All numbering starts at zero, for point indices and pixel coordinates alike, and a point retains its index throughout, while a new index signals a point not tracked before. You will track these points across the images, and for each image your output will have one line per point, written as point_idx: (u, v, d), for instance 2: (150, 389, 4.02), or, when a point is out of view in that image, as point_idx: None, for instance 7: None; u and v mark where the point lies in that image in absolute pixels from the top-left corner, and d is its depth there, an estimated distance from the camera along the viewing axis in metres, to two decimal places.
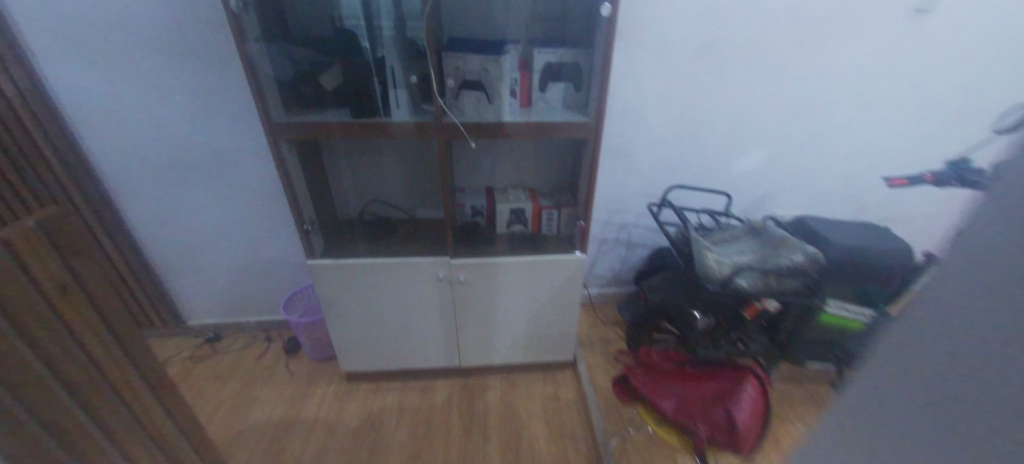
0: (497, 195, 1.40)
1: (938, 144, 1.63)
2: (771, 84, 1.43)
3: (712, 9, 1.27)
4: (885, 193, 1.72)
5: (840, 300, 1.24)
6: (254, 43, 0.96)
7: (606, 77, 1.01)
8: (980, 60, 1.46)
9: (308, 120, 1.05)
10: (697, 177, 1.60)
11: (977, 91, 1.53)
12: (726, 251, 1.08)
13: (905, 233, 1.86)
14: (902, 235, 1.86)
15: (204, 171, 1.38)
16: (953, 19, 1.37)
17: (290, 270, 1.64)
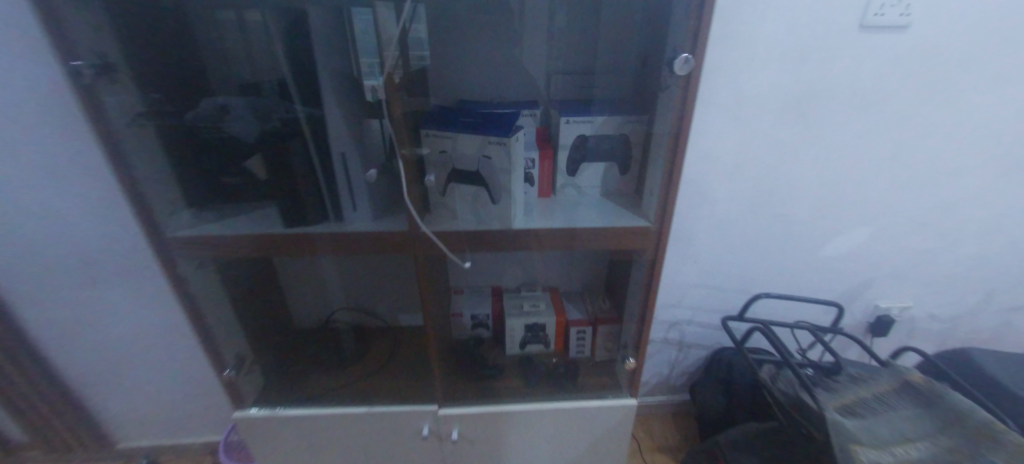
0: (507, 301, 1.02)
1: None
2: (886, 146, 1.04)
3: (807, 49, 0.91)
4: None
5: None
6: (130, 126, 0.62)
7: (676, 164, 0.63)
8: None
9: (217, 231, 0.69)
10: (774, 263, 1.20)
11: None
12: (881, 439, 0.72)
13: None
14: None
15: (111, 279, 1.00)
16: None
17: None
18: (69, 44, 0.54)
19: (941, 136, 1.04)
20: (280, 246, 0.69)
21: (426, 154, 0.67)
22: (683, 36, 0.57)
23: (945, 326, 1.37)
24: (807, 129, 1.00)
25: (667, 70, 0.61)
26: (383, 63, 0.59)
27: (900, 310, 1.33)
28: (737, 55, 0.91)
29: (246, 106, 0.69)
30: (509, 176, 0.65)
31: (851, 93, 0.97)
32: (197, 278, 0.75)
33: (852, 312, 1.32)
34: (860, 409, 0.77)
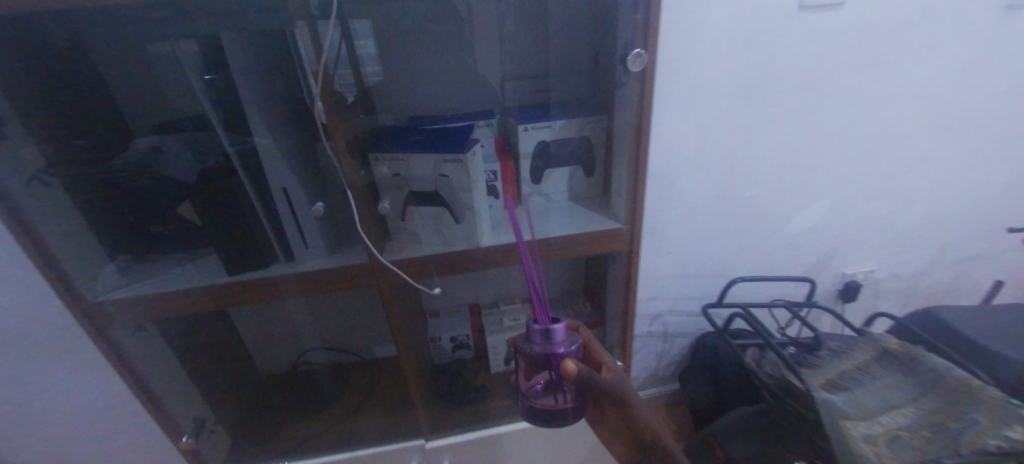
0: (486, 318, 0.96)
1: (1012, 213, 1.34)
2: (836, 60, 1.00)
3: (754, 33, 0.93)
4: (963, 294, 1.46)
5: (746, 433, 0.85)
6: (23, 183, 0.55)
7: (643, 143, 0.61)
8: None
9: (153, 289, 0.63)
10: (735, 235, 1.18)
11: None
12: (871, 390, 0.69)
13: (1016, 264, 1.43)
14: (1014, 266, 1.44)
15: (34, 360, 0.87)
16: None
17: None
18: None
19: (878, 106, 1.09)
20: (246, 296, 0.66)
21: (379, 179, 0.63)
22: (634, 31, 0.55)
23: (909, 282, 1.43)
24: (757, 110, 1.02)
25: (621, 66, 0.60)
26: (318, 73, 0.53)
27: (866, 274, 1.37)
28: (685, 46, 0.92)
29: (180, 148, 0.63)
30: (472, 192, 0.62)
31: (798, 72, 0.99)
32: (138, 346, 0.68)
33: (822, 282, 1.35)
34: (846, 380, 0.72)
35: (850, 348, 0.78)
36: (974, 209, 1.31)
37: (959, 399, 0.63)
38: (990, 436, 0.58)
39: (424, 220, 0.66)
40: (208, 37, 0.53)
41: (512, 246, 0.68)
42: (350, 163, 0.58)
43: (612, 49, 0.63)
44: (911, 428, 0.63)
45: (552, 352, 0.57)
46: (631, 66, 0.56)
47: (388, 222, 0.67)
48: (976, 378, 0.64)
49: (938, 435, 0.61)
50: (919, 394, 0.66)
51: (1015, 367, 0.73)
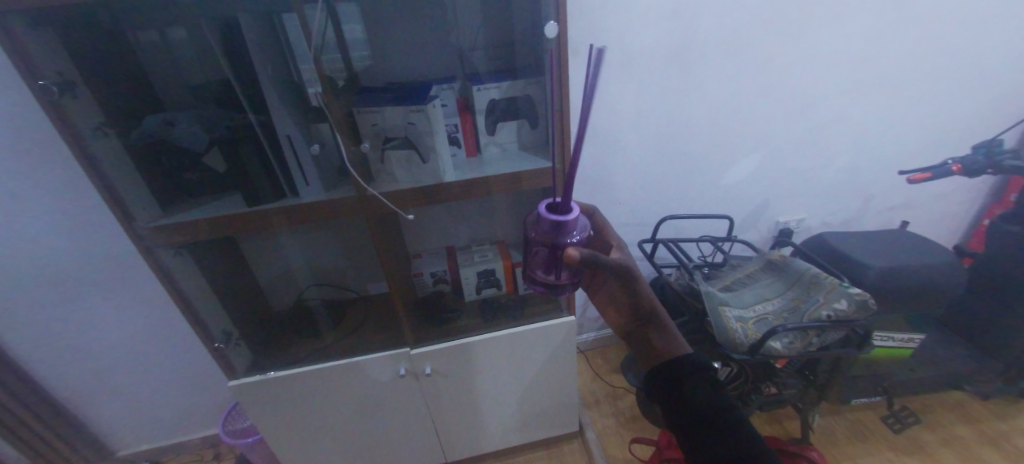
0: (460, 255, 1.17)
1: (923, 164, 1.54)
2: (756, 28, 1.16)
3: (679, 7, 1.09)
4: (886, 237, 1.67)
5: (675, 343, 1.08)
6: (93, 136, 0.74)
7: (562, 94, 0.80)
8: (945, 105, 1.43)
9: (187, 218, 0.82)
10: (676, 186, 1.37)
11: (949, 130, 1.49)
12: (752, 295, 0.95)
13: (927, 209, 1.65)
14: (926, 212, 1.65)
15: (88, 293, 1.06)
16: (927, 36, 1.28)
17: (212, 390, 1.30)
18: (31, 63, 0.67)
19: (796, 68, 1.26)
20: (257, 224, 0.84)
21: (361, 130, 0.83)
22: (548, 7, 0.75)
23: (838, 228, 1.63)
24: (689, 75, 1.19)
25: (543, 36, 0.79)
26: (310, 44, 0.72)
27: (797, 222, 1.56)
28: (620, 20, 1.08)
29: (200, 112, 0.81)
30: (432, 137, 0.83)
31: (720, 39, 1.16)
32: (176, 266, 0.87)
33: (758, 229, 1.55)
34: (736, 284, 1.00)
35: (746, 263, 1.07)
36: (890, 161, 1.51)
37: (811, 288, 0.90)
38: (823, 308, 0.85)
39: (400, 163, 0.86)
40: (228, 18, 0.72)
41: (469, 181, 0.87)
42: (338, 114, 0.77)
43: (537, 21, 0.82)
44: (776, 312, 0.90)
45: (557, 238, 0.58)
46: (548, 34, 0.76)
47: (371, 165, 0.87)
48: (823, 274, 0.91)
49: (793, 314, 0.88)
50: (788, 294, 0.93)
51: (872, 273, 1.07)
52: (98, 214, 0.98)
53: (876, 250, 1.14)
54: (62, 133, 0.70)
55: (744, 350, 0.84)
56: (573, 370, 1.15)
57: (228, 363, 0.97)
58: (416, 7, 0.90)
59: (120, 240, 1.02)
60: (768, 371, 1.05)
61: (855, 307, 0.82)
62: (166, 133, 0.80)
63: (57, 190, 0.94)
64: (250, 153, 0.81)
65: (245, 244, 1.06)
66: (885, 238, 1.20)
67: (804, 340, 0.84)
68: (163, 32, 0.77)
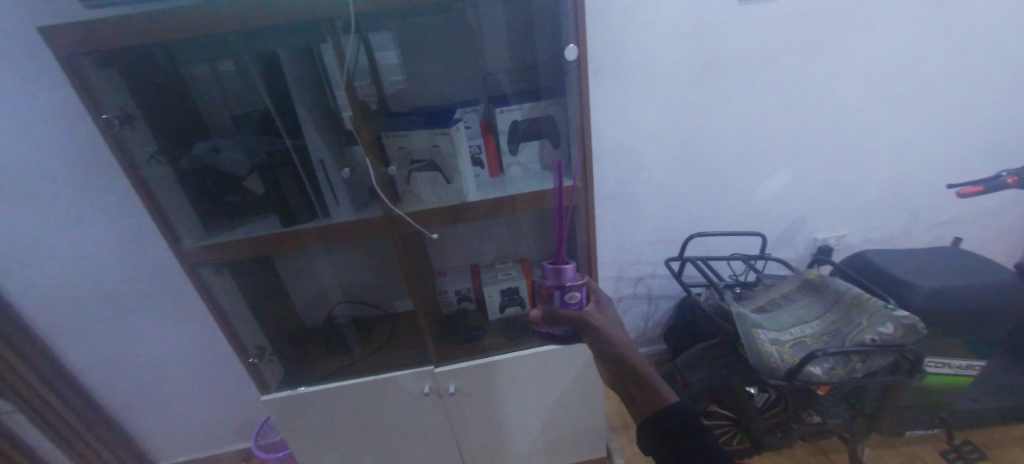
0: (484, 273, 1.18)
1: (977, 176, 1.44)
2: (782, 43, 1.15)
3: (700, 25, 1.09)
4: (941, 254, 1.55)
5: (708, 366, 1.04)
6: (148, 163, 0.81)
7: (584, 113, 0.81)
8: (997, 113, 1.35)
9: (228, 238, 0.87)
10: (704, 202, 1.34)
11: (1005, 139, 1.39)
12: (788, 316, 0.91)
13: (983, 224, 1.53)
14: (982, 227, 1.53)
15: (139, 308, 1.14)
16: (972, 43, 1.22)
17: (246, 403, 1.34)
18: (97, 100, 0.74)
19: (828, 81, 1.22)
20: (289, 243, 0.88)
21: (389, 154, 0.87)
22: (568, 31, 0.77)
23: (883, 245, 1.53)
24: (714, 90, 1.17)
25: (564, 58, 0.81)
26: (342, 74, 0.77)
27: (837, 238, 1.48)
28: (642, 39, 1.09)
29: (243, 139, 0.87)
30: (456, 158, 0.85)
31: (746, 55, 1.14)
32: (216, 283, 0.92)
33: (794, 246, 1.48)
34: (771, 305, 0.96)
35: (780, 283, 1.02)
36: (939, 173, 1.42)
37: (853, 310, 0.85)
38: (867, 332, 0.79)
39: (425, 185, 0.89)
40: (268, 52, 0.78)
41: (492, 200, 0.88)
42: (368, 139, 0.81)
43: (557, 44, 0.84)
44: (815, 335, 0.85)
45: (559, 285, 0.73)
46: (568, 56, 0.77)
47: (398, 186, 0.90)
48: (866, 294, 0.86)
49: (834, 338, 0.83)
50: (829, 317, 0.88)
51: (919, 290, 1.00)
52: (150, 234, 1.06)
53: (927, 270, 1.06)
54: (122, 161, 0.77)
55: (780, 375, 0.80)
56: (599, 392, 1.12)
57: (260, 378, 1.00)
58: (442, 34, 0.94)
59: (166, 257, 1.09)
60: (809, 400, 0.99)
61: (903, 330, 0.77)
62: (212, 160, 0.87)
63: (114, 212, 1.02)
64: (286, 177, 0.86)
65: (281, 261, 1.11)
66: (937, 256, 1.12)
67: (847, 366, 0.79)
68: (211, 67, 0.84)
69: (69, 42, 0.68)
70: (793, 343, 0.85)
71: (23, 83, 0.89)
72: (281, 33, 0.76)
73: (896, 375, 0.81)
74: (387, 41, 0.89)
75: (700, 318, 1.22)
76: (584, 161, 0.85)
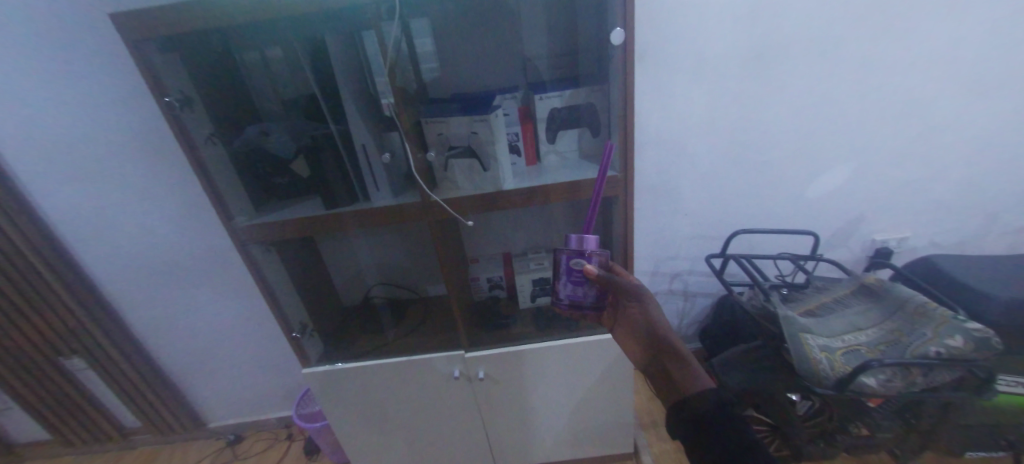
0: (516, 262, 1.18)
1: None
2: (848, 27, 1.05)
3: (756, 7, 1.02)
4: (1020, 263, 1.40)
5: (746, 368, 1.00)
6: (205, 144, 0.86)
7: (628, 100, 0.77)
8: None
9: (276, 218, 0.91)
10: (751, 197, 1.26)
11: None
12: (839, 322, 0.85)
13: None
14: None
15: (196, 281, 1.22)
16: None
17: (288, 374, 1.42)
18: (161, 84, 0.79)
19: (900, 68, 1.11)
20: (330, 225, 0.91)
21: (428, 140, 0.88)
22: (616, 13, 0.73)
23: (951, 251, 1.40)
24: (768, 78, 1.10)
25: (608, 42, 0.78)
26: (386, 59, 0.77)
27: (899, 240, 1.36)
28: (691, 22, 1.03)
29: (290, 123, 0.91)
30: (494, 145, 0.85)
31: (805, 40, 1.06)
32: (264, 261, 0.97)
33: (849, 248, 1.38)
34: (821, 309, 0.90)
35: (833, 287, 0.96)
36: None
37: (916, 319, 0.78)
38: (931, 343, 0.73)
39: (463, 172, 0.89)
40: (316, 37, 0.80)
41: (529, 189, 0.87)
42: (408, 125, 0.82)
43: (602, 27, 0.81)
44: (870, 343, 0.80)
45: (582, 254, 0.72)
46: (614, 41, 0.74)
47: (436, 173, 0.91)
48: (932, 303, 0.79)
49: (892, 348, 0.77)
50: (887, 325, 0.82)
51: (995, 302, 0.90)
52: (205, 211, 1.13)
53: (1006, 279, 0.95)
54: (181, 142, 0.82)
55: (829, 384, 0.75)
56: (629, 388, 1.10)
57: (301, 351, 1.06)
58: (483, 19, 0.93)
59: (219, 234, 1.16)
60: (860, 412, 0.92)
61: (974, 344, 0.70)
62: (263, 142, 0.91)
63: (175, 190, 1.10)
64: (329, 161, 0.89)
65: (323, 243, 1.16)
66: (1019, 264, 1.01)
67: (905, 378, 0.73)
68: (262, 53, 0.87)
69: (136, 28, 0.73)
70: (845, 351, 0.79)
71: (96, 66, 0.96)
72: (328, 18, 0.78)
73: (962, 392, 0.74)
74: (428, 26, 0.90)
75: (739, 319, 1.17)
76: (625, 151, 0.82)
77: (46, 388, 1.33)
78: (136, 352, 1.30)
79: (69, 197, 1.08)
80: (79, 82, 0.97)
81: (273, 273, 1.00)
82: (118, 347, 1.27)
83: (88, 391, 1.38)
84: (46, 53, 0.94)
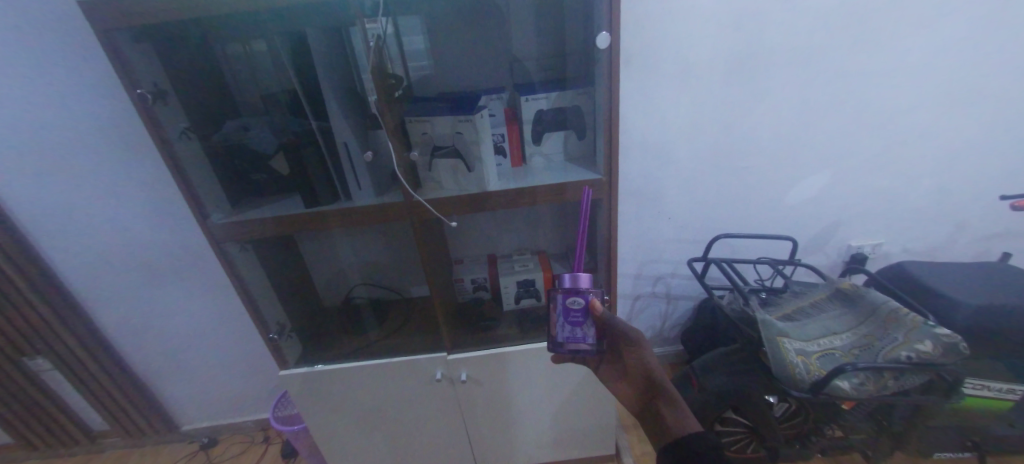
0: (501, 263, 1.17)
1: None
2: (827, 38, 1.08)
3: (740, 14, 1.03)
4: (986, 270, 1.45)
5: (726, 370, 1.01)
6: (180, 139, 0.83)
7: (613, 105, 0.77)
8: None
9: (254, 216, 0.89)
10: (733, 202, 1.28)
11: None
12: (815, 328, 0.87)
13: None
14: None
15: (169, 279, 1.18)
16: None
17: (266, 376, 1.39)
18: (133, 75, 0.75)
19: (876, 78, 1.14)
20: (311, 224, 0.89)
21: (412, 139, 0.86)
22: (602, 17, 0.73)
23: (922, 257, 1.44)
24: (750, 85, 1.11)
25: (595, 46, 0.78)
26: (369, 56, 0.76)
27: (873, 246, 1.40)
28: (677, 27, 1.04)
29: (268, 118, 0.88)
30: (479, 145, 0.84)
31: (787, 48, 1.08)
32: (241, 260, 0.94)
33: (826, 253, 1.41)
34: (799, 314, 0.91)
35: (809, 291, 0.98)
36: (991, 183, 1.32)
37: (888, 324, 0.81)
38: (902, 348, 0.75)
39: (447, 172, 0.88)
40: (297, 32, 0.78)
41: (514, 191, 0.87)
42: (392, 123, 0.81)
43: (588, 30, 0.81)
44: (844, 348, 0.82)
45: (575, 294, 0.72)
46: (600, 44, 0.74)
47: (420, 172, 0.89)
48: (903, 308, 0.81)
49: (865, 352, 0.79)
50: (861, 330, 0.84)
51: (962, 308, 0.94)
52: (179, 208, 1.09)
53: (973, 286, 0.99)
54: (153, 136, 0.78)
55: (805, 387, 0.77)
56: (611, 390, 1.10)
57: (279, 354, 1.03)
58: (470, 18, 0.92)
59: (193, 231, 1.13)
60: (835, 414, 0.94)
61: (944, 349, 0.72)
62: (240, 138, 0.88)
63: (147, 185, 1.06)
64: (309, 159, 0.86)
65: (303, 241, 1.13)
66: (986, 272, 1.04)
67: (877, 382, 0.75)
68: (241, 46, 0.85)
69: (106, 16, 0.70)
70: (822, 356, 0.81)
71: (62, 53, 0.92)
72: (310, 12, 0.76)
73: (931, 394, 0.77)
74: (413, 24, 0.88)
75: (720, 322, 1.18)
76: (609, 155, 0.83)
77: (6, 391, 1.27)
78: (105, 353, 1.25)
79: (32, 191, 1.03)
80: (45, 71, 0.93)
81: (250, 272, 0.97)
82: (84, 348, 1.22)
83: (52, 393, 1.32)
84: (9, 40, 0.90)
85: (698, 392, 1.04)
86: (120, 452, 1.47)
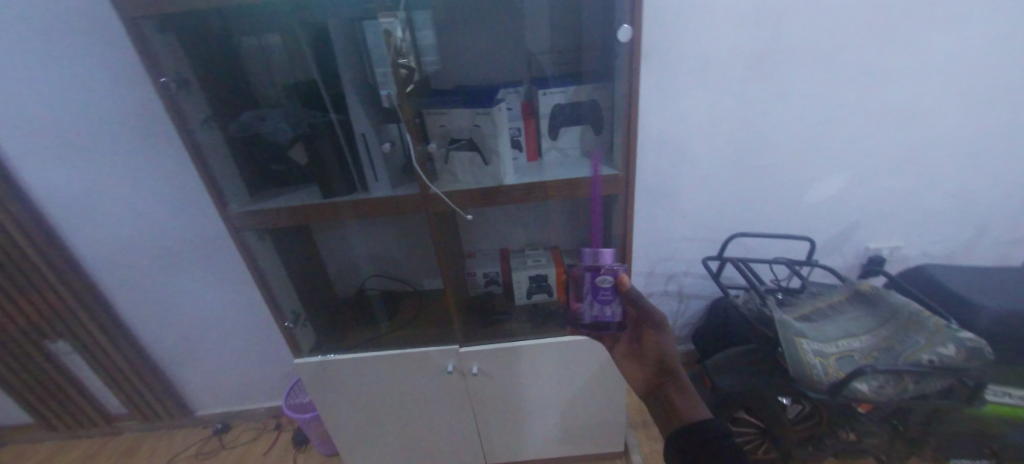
0: (513, 258, 1.17)
1: None
2: (851, 35, 1.06)
3: (762, 10, 1.01)
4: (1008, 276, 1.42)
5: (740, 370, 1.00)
6: (201, 128, 0.84)
7: (631, 100, 0.77)
8: None
9: (272, 205, 0.90)
10: (748, 201, 1.27)
11: None
12: (833, 329, 0.86)
13: None
14: None
15: (187, 267, 1.21)
16: None
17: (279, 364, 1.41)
18: (158, 64, 0.77)
19: (901, 77, 1.11)
20: (328, 214, 0.90)
21: (429, 131, 0.87)
22: (623, 11, 0.73)
23: (942, 261, 1.41)
24: (770, 82, 1.10)
25: (614, 41, 0.77)
26: (388, 48, 0.76)
27: (891, 249, 1.38)
28: (697, 22, 1.02)
29: (287, 108, 0.89)
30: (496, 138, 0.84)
31: (809, 45, 1.06)
32: (258, 248, 0.95)
33: (843, 255, 1.39)
34: (816, 315, 0.90)
35: (827, 292, 0.96)
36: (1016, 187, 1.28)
37: (909, 327, 0.79)
38: (924, 352, 0.74)
39: (463, 166, 0.89)
40: (318, 23, 0.78)
41: (529, 184, 0.87)
42: (409, 115, 0.81)
43: (608, 24, 0.80)
44: (863, 350, 0.81)
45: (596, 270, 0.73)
46: (621, 38, 0.73)
47: (436, 165, 0.90)
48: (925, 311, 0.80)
49: (885, 355, 0.78)
50: (881, 333, 0.82)
51: (984, 314, 0.91)
52: (198, 196, 1.11)
53: (996, 291, 0.97)
54: (176, 124, 0.80)
55: (822, 389, 0.76)
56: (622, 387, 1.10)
57: (293, 342, 1.04)
58: (488, 12, 0.92)
59: (211, 220, 1.15)
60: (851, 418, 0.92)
61: (967, 354, 0.71)
62: (260, 128, 0.89)
63: (168, 173, 1.08)
64: (327, 149, 0.87)
65: (318, 232, 1.14)
66: (1010, 277, 1.02)
67: (897, 385, 0.74)
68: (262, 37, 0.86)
69: (132, 4, 0.70)
70: (840, 357, 0.80)
71: (89, 42, 0.94)
72: (331, 3, 0.76)
73: (952, 399, 0.75)
74: (432, 17, 0.88)
75: (733, 322, 1.17)
76: (626, 150, 0.82)
77: (29, 371, 1.31)
78: (124, 337, 1.28)
79: (58, 177, 1.05)
80: (71, 58, 0.95)
81: (266, 261, 0.98)
82: (104, 331, 1.25)
83: (73, 375, 1.36)
84: (38, 27, 0.92)
85: (710, 392, 1.03)
86: (136, 434, 1.50)
